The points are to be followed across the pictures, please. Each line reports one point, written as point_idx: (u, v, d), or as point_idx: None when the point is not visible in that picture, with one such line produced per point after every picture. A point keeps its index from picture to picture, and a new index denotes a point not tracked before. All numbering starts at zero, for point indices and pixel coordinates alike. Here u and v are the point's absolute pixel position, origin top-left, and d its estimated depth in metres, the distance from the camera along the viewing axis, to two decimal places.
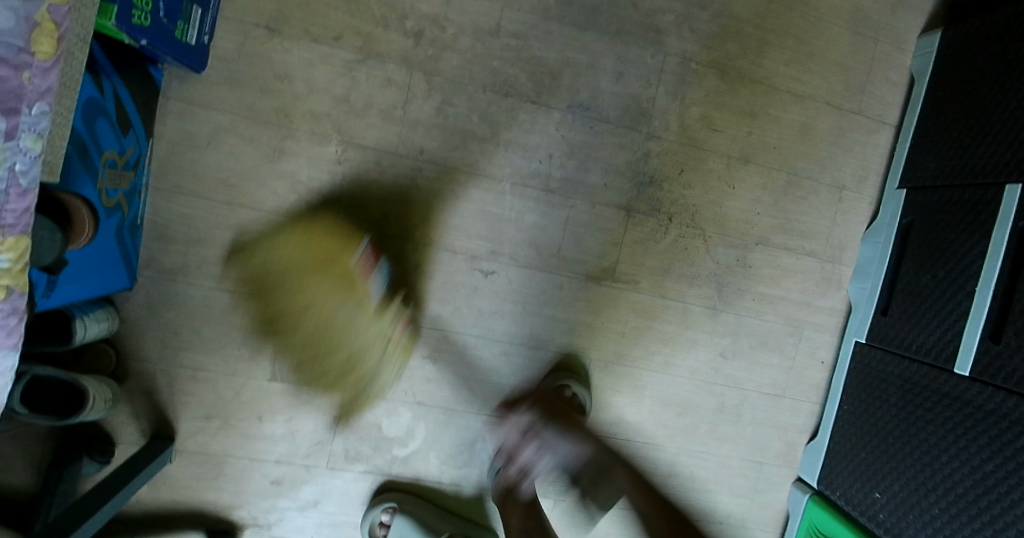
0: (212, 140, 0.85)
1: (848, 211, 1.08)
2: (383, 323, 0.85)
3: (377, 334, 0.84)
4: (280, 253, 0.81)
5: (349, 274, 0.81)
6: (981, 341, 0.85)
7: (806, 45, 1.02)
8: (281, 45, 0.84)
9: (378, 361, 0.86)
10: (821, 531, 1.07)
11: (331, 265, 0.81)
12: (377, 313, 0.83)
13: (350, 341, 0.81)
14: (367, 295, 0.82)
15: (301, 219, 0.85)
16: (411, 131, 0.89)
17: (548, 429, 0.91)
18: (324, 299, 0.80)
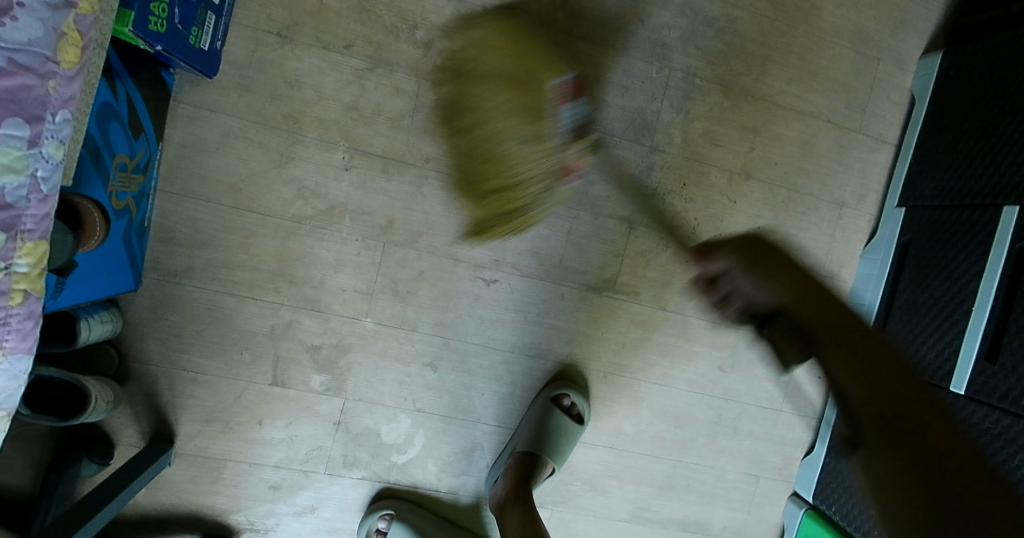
0: (220, 144, 0.86)
1: (848, 228, 1.09)
2: (558, 157, 0.81)
3: (550, 165, 0.81)
4: (486, 58, 0.80)
5: (540, 99, 0.78)
6: (978, 361, 0.86)
7: (809, 63, 1.03)
8: (292, 52, 0.85)
9: (538, 195, 0.84)
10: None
11: (527, 86, 0.79)
12: (557, 145, 0.80)
13: (515, 164, 0.79)
14: (551, 126, 0.79)
15: (524, 36, 0.82)
16: (418, 139, 0.90)
17: (745, 278, 0.67)
18: (503, 125, 0.79)
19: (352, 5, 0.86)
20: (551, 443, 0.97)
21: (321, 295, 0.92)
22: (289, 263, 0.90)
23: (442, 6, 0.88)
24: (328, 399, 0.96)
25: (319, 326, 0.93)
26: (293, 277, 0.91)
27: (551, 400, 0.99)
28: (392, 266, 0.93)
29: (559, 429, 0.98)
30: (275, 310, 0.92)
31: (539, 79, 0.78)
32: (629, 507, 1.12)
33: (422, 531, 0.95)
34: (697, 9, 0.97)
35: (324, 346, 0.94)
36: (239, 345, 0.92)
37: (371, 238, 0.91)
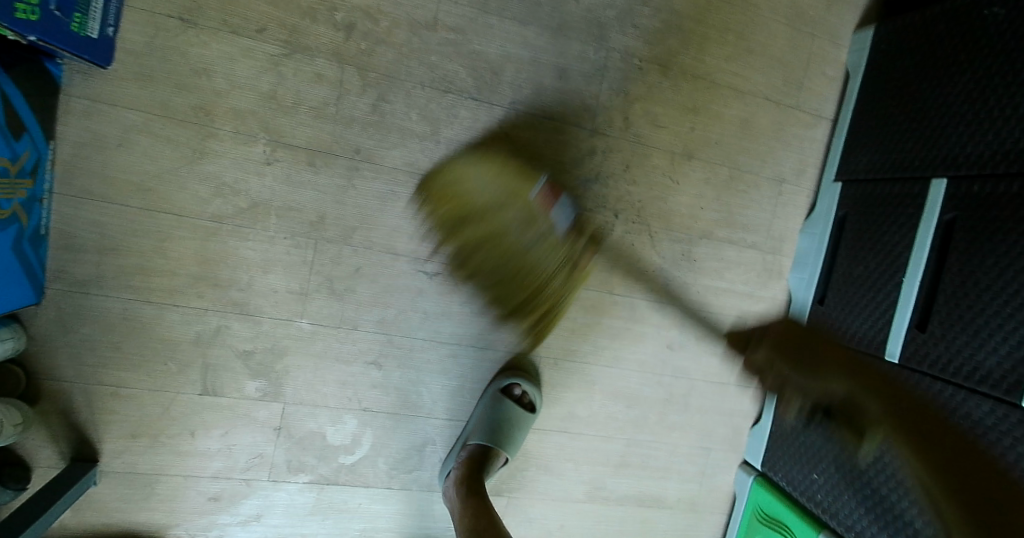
0: (123, 140, 0.79)
1: (789, 204, 1.10)
2: (565, 250, 0.90)
3: (558, 258, 0.89)
4: (478, 174, 0.86)
5: (530, 206, 0.86)
6: (909, 330, 0.89)
7: (746, 41, 1.03)
8: (197, 37, 0.78)
9: (560, 287, 0.92)
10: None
11: (514, 197, 0.86)
12: (561, 242, 0.89)
13: (534, 265, 0.88)
14: (550, 224, 0.87)
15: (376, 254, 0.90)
16: (345, 129, 0.84)
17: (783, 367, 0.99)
18: (505, 231, 0.86)
19: None
20: (504, 434, 0.95)
21: (250, 298, 0.87)
22: (211, 265, 0.85)
23: None
24: (266, 405, 0.92)
25: (250, 330, 0.88)
26: (217, 280, 0.85)
27: (500, 390, 0.98)
28: (325, 264, 0.88)
29: (509, 419, 0.96)
30: (200, 316, 0.86)
31: (523, 192, 0.86)
32: (586, 488, 1.13)
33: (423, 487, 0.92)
34: None
35: (257, 350, 0.89)
36: (161, 355, 0.86)
37: (300, 235, 0.86)
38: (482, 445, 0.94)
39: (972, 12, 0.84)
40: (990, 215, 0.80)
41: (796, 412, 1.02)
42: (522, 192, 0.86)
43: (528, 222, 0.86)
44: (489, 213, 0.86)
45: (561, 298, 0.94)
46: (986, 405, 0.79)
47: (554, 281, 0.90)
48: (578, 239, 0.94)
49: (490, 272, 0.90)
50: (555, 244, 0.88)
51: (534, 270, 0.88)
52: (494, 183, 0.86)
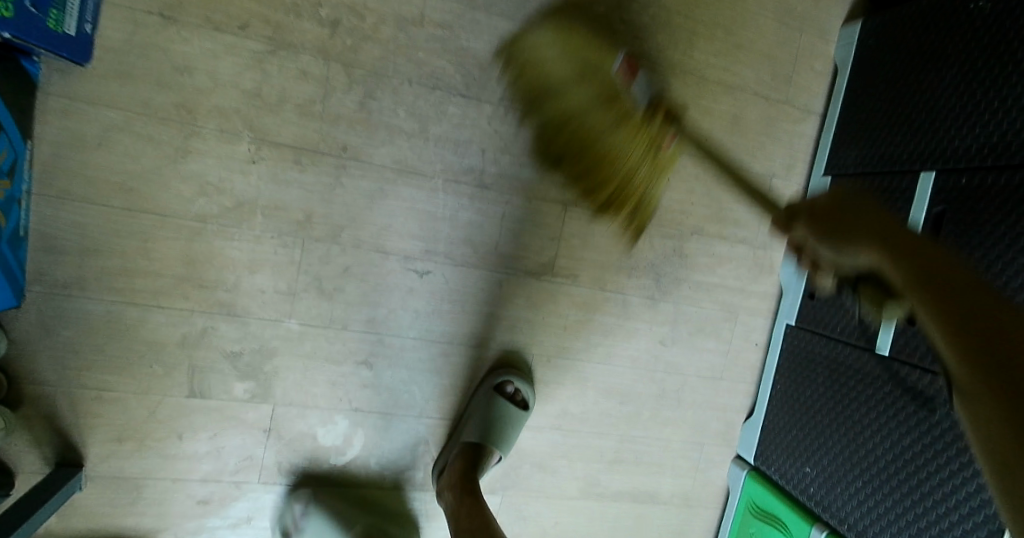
0: (104, 140, 0.77)
1: (778, 198, 1.10)
2: (652, 133, 0.77)
3: (642, 147, 0.78)
4: (553, 49, 0.79)
5: (609, 86, 0.77)
6: (899, 323, 0.89)
7: (734, 37, 1.02)
8: (178, 34, 0.77)
9: (649, 176, 0.82)
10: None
11: (593, 74, 0.78)
12: (642, 124, 0.77)
13: (615, 153, 0.80)
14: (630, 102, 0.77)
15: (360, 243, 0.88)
16: (332, 127, 0.83)
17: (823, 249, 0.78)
18: (586, 113, 0.80)
19: None
20: (497, 432, 0.95)
21: (237, 299, 0.86)
22: (196, 266, 0.83)
23: None
24: (256, 407, 0.90)
25: (238, 331, 0.87)
26: (203, 281, 0.84)
27: (492, 387, 0.97)
28: (314, 264, 0.87)
29: (502, 417, 0.96)
30: (186, 318, 0.85)
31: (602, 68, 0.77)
32: (579, 485, 1.13)
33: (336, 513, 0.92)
34: None
35: (245, 352, 0.88)
36: (147, 358, 0.85)
37: (287, 235, 0.85)
38: (475, 443, 0.93)
39: (957, 6, 0.84)
40: (978, 207, 0.80)
41: (831, 286, 0.94)
42: (599, 69, 0.77)
43: (605, 102, 0.78)
44: (566, 95, 0.80)
45: (653, 187, 0.84)
46: None
47: (640, 169, 0.81)
48: (656, 119, 0.77)
49: (578, 157, 0.86)
50: (628, 131, 0.78)
51: (614, 160, 0.81)
52: (573, 63, 0.78)
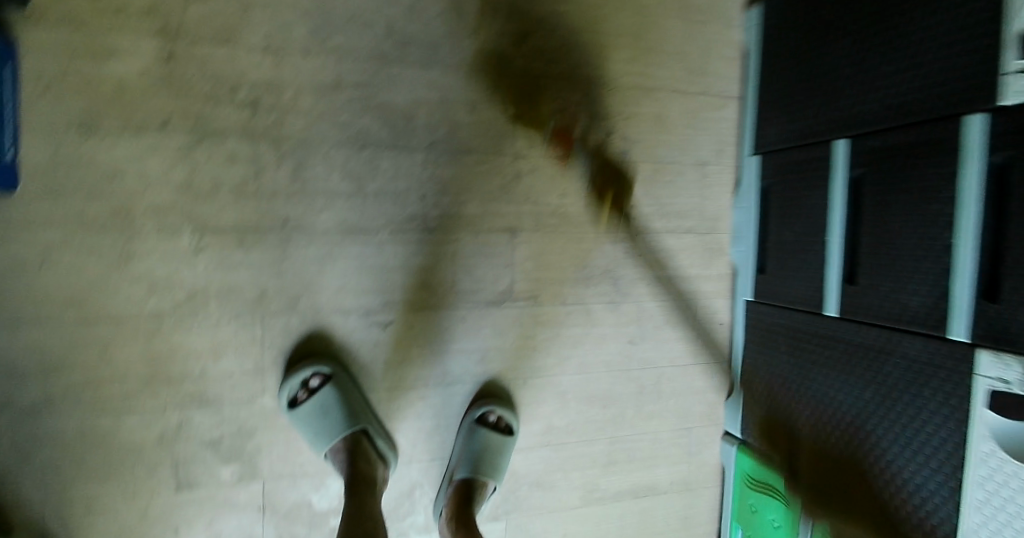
0: (46, 258, 0.77)
1: (714, 184, 1.15)
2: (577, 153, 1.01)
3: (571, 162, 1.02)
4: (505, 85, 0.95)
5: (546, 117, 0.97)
6: (841, 284, 0.94)
7: (644, 40, 1.05)
8: (100, 142, 0.77)
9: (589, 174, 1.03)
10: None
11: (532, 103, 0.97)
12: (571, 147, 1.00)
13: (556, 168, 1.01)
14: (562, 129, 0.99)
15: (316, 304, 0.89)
16: (270, 203, 0.84)
17: None
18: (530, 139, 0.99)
19: (157, 78, 0.78)
20: (485, 463, 0.97)
21: (207, 387, 0.86)
22: (161, 363, 0.84)
23: (259, 60, 0.81)
24: (245, 488, 0.91)
25: (214, 417, 0.87)
26: (170, 376, 0.84)
27: (474, 420, 0.99)
28: (277, 337, 0.88)
29: (488, 448, 0.98)
30: (161, 415, 0.85)
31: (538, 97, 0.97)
32: (580, 493, 1.16)
33: (350, 407, 0.90)
34: (525, 12, 0.95)
35: (225, 436, 0.88)
36: (129, 461, 0.85)
37: (245, 315, 0.86)
38: (464, 478, 0.95)
39: None
40: (892, 166, 0.85)
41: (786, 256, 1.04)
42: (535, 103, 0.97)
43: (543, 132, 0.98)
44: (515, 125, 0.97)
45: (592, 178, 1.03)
46: (918, 343, 0.83)
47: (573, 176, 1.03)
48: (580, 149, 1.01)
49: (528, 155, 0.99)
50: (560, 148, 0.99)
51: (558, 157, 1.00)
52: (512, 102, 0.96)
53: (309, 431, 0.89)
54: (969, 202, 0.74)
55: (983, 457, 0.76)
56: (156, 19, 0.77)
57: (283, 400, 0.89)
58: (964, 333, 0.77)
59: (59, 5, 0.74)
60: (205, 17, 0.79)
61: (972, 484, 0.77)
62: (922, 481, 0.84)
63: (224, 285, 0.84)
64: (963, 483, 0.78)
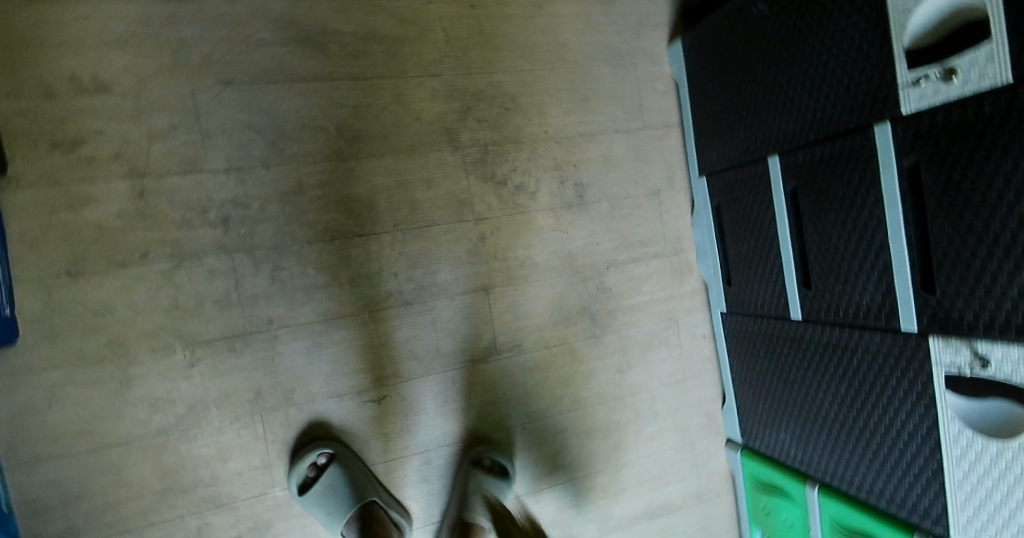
0: (54, 398, 0.83)
1: (669, 210, 1.18)
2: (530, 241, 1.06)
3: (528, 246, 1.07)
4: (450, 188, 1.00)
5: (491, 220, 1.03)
6: (800, 288, 0.97)
7: (578, 91, 1.10)
8: (89, 282, 0.83)
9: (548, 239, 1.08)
10: (840, 523, 0.99)
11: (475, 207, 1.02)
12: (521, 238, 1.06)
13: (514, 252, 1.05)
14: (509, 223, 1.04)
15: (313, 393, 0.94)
16: (253, 307, 0.90)
17: None
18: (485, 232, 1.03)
19: (132, 216, 0.84)
20: (481, 502, 0.97)
21: (218, 489, 0.91)
22: (172, 475, 0.88)
23: (223, 181, 0.88)
24: None
25: (229, 517, 0.91)
26: (183, 486, 0.89)
27: (470, 464, 1.01)
28: (277, 431, 0.93)
29: (483, 491, 0.99)
30: (178, 524, 0.89)
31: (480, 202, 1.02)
32: (595, 525, 1.16)
33: (357, 485, 0.93)
34: (462, 87, 1.01)
35: (243, 533, 0.92)
36: None
37: (244, 415, 0.91)
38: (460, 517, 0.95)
39: (745, 14, 0.96)
40: (822, 176, 0.89)
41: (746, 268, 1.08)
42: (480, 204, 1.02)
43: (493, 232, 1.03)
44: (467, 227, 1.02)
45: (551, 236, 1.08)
46: (878, 336, 0.85)
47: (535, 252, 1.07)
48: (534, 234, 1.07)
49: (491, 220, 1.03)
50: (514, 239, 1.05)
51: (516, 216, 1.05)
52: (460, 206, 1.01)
53: (319, 510, 0.92)
54: (892, 203, 0.79)
55: (954, 438, 0.77)
56: (124, 164, 0.84)
57: (293, 487, 0.92)
58: (914, 325, 0.80)
59: (35, 168, 0.81)
60: (168, 153, 0.86)
61: (950, 464, 0.78)
62: (909, 466, 0.85)
63: (221, 392, 0.89)
64: (942, 465, 0.80)
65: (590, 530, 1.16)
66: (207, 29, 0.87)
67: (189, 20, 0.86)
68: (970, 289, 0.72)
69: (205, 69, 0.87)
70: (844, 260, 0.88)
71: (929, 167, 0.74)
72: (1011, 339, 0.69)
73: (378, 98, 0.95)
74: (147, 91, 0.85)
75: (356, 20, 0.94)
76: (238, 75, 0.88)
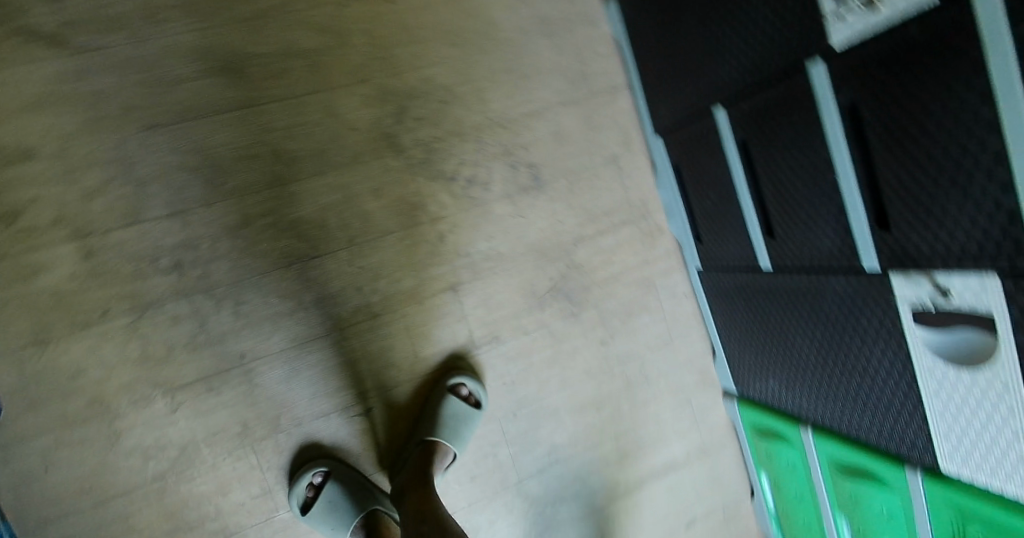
0: (48, 463, 0.85)
1: (631, 174, 1.15)
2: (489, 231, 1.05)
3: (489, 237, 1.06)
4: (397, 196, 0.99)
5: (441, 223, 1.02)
6: (764, 238, 0.95)
7: (516, 69, 1.06)
8: (58, 347, 0.85)
9: (511, 222, 1.07)
10: (837, 461, 0.98)
11: (427, 207, 1.01)
12: (480, 231, 1.05)
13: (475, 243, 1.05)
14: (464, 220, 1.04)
15: (299, 417, 0.96)
16: (223, 344, 0.91)
17: None
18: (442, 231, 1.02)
19: (86, 276, 0.85)
20: (447, 428, 0.99)
21: (225, 522, 0.94)
22: (177, 515, 0.91)
23: (168, 226, 0.88)
24: None
25: None
26: (190, 524, 0.92)
27: (447, 387, 1.01)
28: (271, 458, 0.95)
29: (453, 417, 1.00)
30: None
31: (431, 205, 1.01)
32: (602, 493, 1.18)
33: (357, 492, 0.94)
34: (394, 88, 0.99)
35: None
36: None
37: (236, 449, 0.93)
38: (423, 439, 0.98)
39: None
40: (766, 125, 0.86)
41: (713, 223, 1.06)
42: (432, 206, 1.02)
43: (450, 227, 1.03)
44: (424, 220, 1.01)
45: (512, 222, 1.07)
46: (843, 279, 0.84)
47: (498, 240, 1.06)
48: (493, 224, 1.06)
49: (446, 216, 1.03)
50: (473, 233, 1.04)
51: (473, 209, 1.04)
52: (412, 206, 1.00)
53: (325, 524, 0.94)
54: (837, 142, 0.76)
55: (928, 370, 0.76)
56: (66, 227, 0.85)
57: (296, 508, 0.95)
58: (874, 263, 0.78)
59: None
60: (108, 208, 0.86)
61: (927, 396, 0.78)
62: (891, 401, 0.85)
63: (208, 430, 0.92)
64: (921, 397, 0.79)
65: (597, 500, 1.18)
66: (120, 77, 0.85)
67: (101, 71, 0.85)
68: (921, 223, 0.70)
69: (127, 117, 0.86)
70: (801, 206, 0.86)
71: (866, 102, 0.71)
72: (968, 269, 0.67)
73: (308, 115, 0.94)
74: (73, 150, 0.84)
75: (271, 39, 0.92)
76: (161, 118, 0.87)
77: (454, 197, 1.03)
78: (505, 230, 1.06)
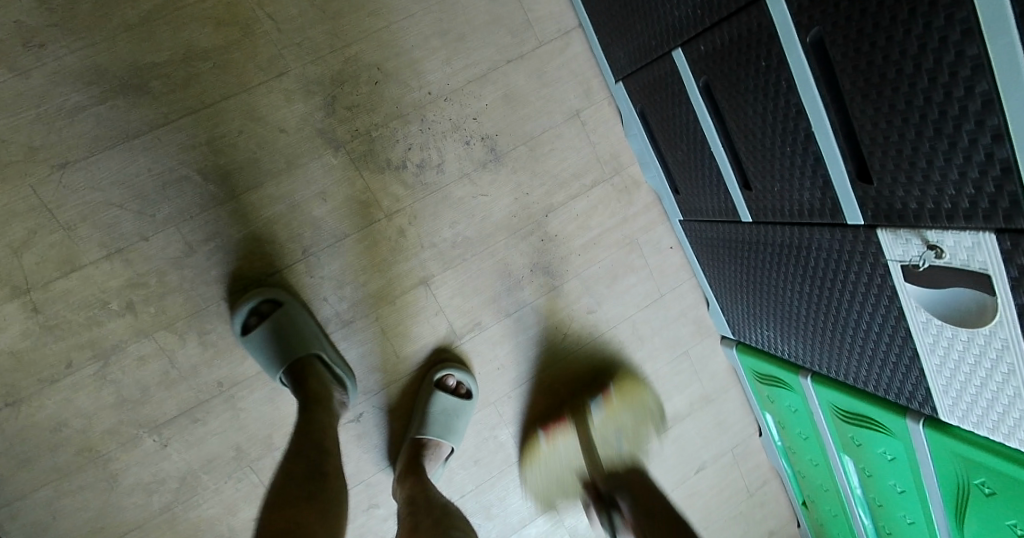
0: (54, 511, 0.88)
1: (595, 127, 1.06)
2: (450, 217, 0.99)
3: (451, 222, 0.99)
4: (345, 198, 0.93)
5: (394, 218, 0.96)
6: (742, 192, 0.88)
7: (450, 30, 0.95)
8: (31, 406, 0.85)
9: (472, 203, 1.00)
10: (839, 408, 0.95)
11: (379, 202, 0.95)
12: (441, 218, 0.99)
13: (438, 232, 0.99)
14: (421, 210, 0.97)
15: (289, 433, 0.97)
16: (197, 376, 0.91)
17: None
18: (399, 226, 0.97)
19: (40, 333, 0.84)
20: (436, 423, 0.99)
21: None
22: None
23: (111, 269, 0.85)
24: None
25: None
26: None
27: (433, 382, 1.00)
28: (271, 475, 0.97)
29: (444, 412, 0.99)
30: None
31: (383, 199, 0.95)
32: None
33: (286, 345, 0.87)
34: (318, 79, 0.90)
35: None
36: None
37: (234, 471, 0.95)
38: (414, 438, 0.98)
39: None
40: (728, 69, 0.76)
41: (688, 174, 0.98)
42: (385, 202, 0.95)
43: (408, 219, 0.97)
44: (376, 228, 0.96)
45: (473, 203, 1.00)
46: (826, 234, 0.77)
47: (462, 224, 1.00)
48: (454, 208, 0.99)
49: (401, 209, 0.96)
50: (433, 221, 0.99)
51: (428, 195, 0.98)
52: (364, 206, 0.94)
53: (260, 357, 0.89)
54: (807, 88, 0.67)
55: (924, 326, 0.70)
56: (4, 286, 0.82)
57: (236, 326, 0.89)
58: (859, 218, 0.71)
59: None
60: (42, 261, 0.82)
61: (925, 351, 0.73)
62: (886, 354, 0.80)
63: (201, 458, 0.93)
64: (918, 352, 0.74)
65: None
66: (16, 117, 0.79)
67: None
68: (906, 176, 0.61)
69: (33, 159, 0.80)
70: (776, 158, 0.77)
71: (835, 41, 0.60)
72: (960, 227, 0.59)
73: (229, 124, 0.87)
74: None
75: (168, 44, 0.83)
76: (72, 155, 0.81)
77: (406, 186, 0.96)
78: (467, 211, 1.00)
